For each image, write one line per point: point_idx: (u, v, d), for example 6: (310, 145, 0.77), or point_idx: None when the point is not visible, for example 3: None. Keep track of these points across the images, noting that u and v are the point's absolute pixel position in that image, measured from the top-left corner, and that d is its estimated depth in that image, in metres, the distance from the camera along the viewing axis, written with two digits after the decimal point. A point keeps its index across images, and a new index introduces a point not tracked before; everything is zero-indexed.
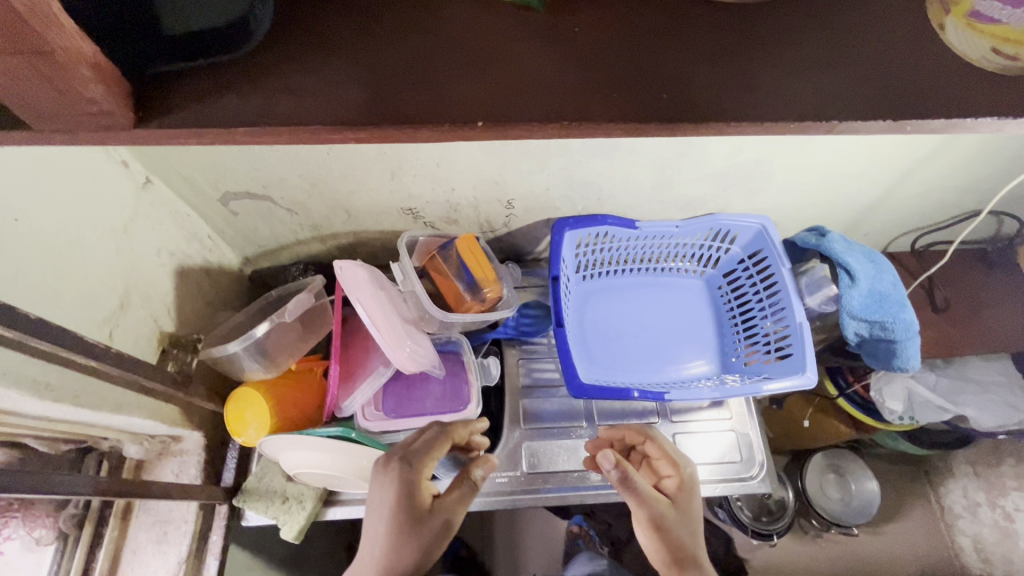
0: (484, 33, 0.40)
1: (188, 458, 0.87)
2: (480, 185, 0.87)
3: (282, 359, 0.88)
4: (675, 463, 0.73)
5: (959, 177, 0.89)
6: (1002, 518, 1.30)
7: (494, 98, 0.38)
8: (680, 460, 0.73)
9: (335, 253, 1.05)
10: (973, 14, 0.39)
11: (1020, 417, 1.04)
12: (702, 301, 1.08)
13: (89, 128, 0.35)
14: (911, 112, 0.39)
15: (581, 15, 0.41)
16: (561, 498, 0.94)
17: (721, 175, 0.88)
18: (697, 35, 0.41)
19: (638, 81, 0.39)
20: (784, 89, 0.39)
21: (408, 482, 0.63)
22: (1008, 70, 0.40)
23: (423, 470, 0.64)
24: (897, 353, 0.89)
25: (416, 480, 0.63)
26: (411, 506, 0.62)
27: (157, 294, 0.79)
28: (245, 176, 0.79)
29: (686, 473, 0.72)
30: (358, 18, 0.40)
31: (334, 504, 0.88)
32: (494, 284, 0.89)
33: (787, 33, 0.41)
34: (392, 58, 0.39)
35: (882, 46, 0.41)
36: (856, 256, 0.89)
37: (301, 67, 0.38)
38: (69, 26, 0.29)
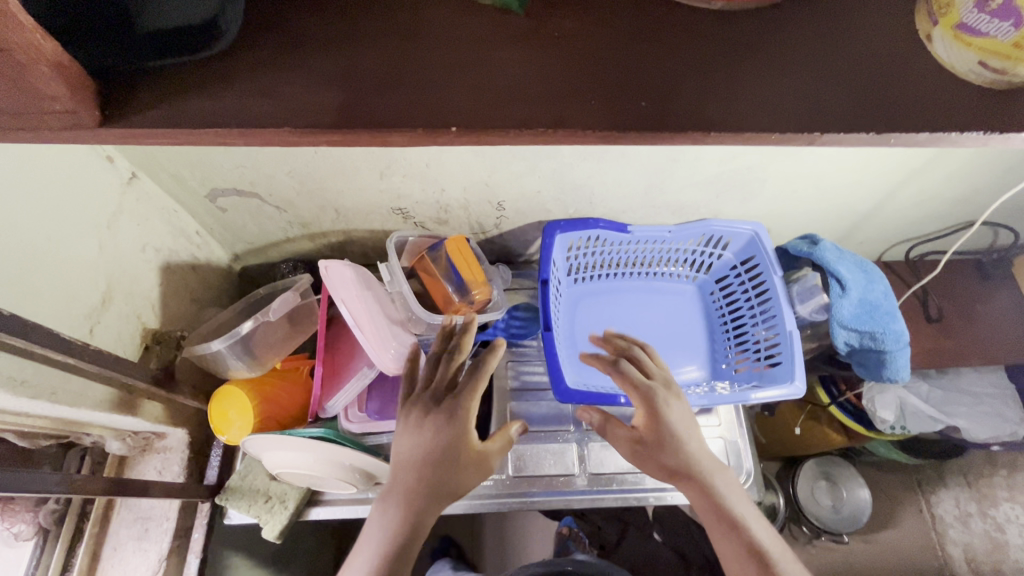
0: (461, 35, 0.39)
1: (171, 455, 0.87)
2: (470, 186, 0.86)
3: (267, 357, 0.88)
4: (644, 393, 0.66)
5: (954, 188, 0.88)
6: (994, 529, 1.32)
7: (469, 102, 0.37)
8: (650, 388, 0.66)
9: (325, 252, 1.04)
10: (960, 26, 0.38)
11: (1012, 429, 1.04)
12: (693, 306, 1.07)
13: (53, 126, 0.35)
14: (893, 124, 0.38)
15: (561, 19, 0.40)
16: (547, 503, 0.93)
17: (713, 181, 0.88)
18: (680, 40, 0.40)
19: (617, 87, 0.38)
20: (767, 99, 0.39)
21: (457, 418, 0.63)
22: (995, 84, 0.39)
23: (472, 406, 0.65)
24: (887, 364, 0.88)
25: (465, 417, 0.64)
26: (459, 441, 0.62)
27: (141, 291, 0.79)
28: (232, 174, 0.79)
29: (656, 400, 0.65)
30: (334, 18, 0.39)
31: (318, 504, 0.88)
32: (483, 288, 0.88)
33: (772, 40, 0.40)
34: (366, 60, 0.38)
35: (866, 55, 0.40)
36: (848, 265, 0.88)
37: (275, 69, 0.38)
38: (28, 23, 0.28)
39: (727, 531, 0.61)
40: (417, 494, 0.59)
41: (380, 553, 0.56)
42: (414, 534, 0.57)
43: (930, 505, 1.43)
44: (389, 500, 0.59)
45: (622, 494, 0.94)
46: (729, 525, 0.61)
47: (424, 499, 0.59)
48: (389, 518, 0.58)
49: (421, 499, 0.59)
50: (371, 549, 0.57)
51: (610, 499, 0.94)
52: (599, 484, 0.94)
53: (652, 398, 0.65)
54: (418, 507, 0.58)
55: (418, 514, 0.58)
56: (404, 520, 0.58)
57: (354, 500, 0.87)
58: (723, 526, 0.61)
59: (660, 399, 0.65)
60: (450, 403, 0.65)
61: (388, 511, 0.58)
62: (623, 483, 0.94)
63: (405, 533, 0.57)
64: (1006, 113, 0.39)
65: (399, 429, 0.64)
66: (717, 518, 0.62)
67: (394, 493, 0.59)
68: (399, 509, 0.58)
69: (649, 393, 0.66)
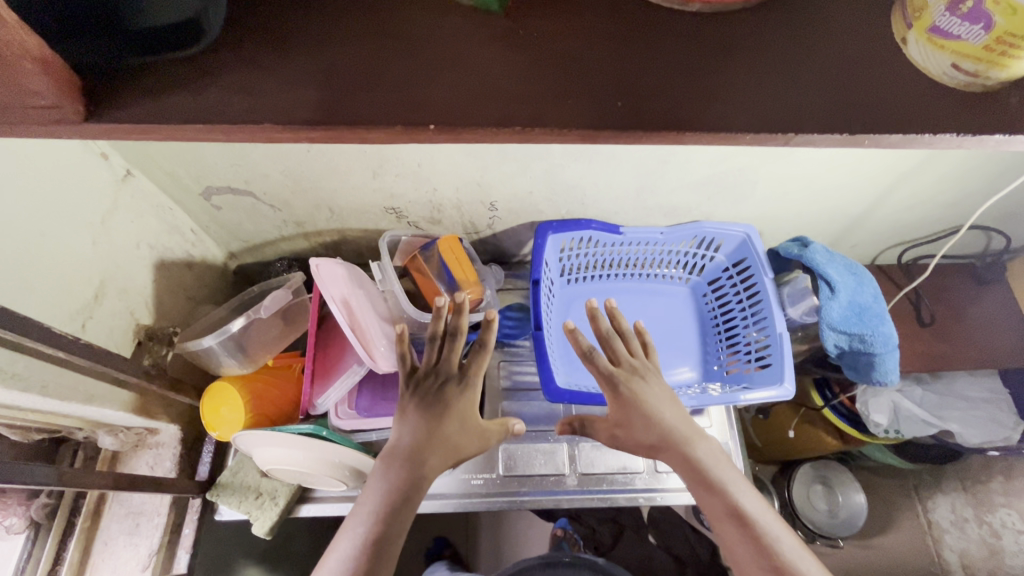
0: (444, 35, 0.40)
1: (163, 451, 0.88)
2: (462, 187, 0.87)
3: (259, 354, 0.89)
4: (610, 383, 0.67)
5: (945, 192, 0.89)
6: (990, 535, 1.31)
7: (448, 101, 0.38)
8: (618, 377, 0.67)
9: (320, 250, 1.05)
10: (933, 29, 0.38)
11: (1005, 433, 1.03)
12: (686, 308, 1.07)
13: (39, 120, 0.36)
14: (869, 126, 0.39)
15: (542, 20, 0.41)
16: (537, 502, 0.93)
17: (705, 183, 0.88)
18: (659, 42, 0.41)
19: (596, 88, 0.39)
20: (742, 99, 0.39)
21: (461, 395, 0.68)
22: (970, 86, 0.40)
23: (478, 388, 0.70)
24: (876, 366, 0.88)
25: (469, 396, 0.69)
26: (460, 415, 0.67)
27: (135, 287, 0.79)
28: (226, 172, 0.79)
29: (621, 388, 0.67)
30: (318, 17, 0.40)
31: (308, 501, 0.88)
32: (474, 287, 0.88)
33: (750, 41, 0.41)
34: (348, 60, 0.39)
35: (843, 58, 0.41)
36: (837, 268, 0.89)
37: (258, 67, 0.38)
38: (13, 18, 0.29)
39: (717, 506, 0.62)
40: (422, 455, 0.63)
41: (381, 506, 0.58)
42: (415, 493, 0.60)
43: (926, 510, 1.42)
44: (394, 458, 0.62)
45: (612, 494, 0.94)
46: (717, 499, 0.62)
47: (428, 462, 0.62)
48: (394, 474, 0.61)
49: (426, 460, 0.62)
50: (373, 503, 0.58)
51: (600, 499, 0.94)
52: (589, 485, 0.94)
53: (617, 385, 0.67)
54: (422, 468, 0.62)
55: (422, 475, 0.62)
56: (407, 479, 0.60)
57: (345, 497, 0.87)
58: (713, 502, 0.62)
59: (627, 388, 0.67)
60: (455, 384, 0.68)
61: (392, 470, 0.61)
62: (613, 483, 0.95)
63: (409, 490, 0.60)
64: (979, 116, 0.39)
65: (402, 400, 0.68)
66: (707, 491, 0.63)
67: (399, 452, 0.62)
68: (404, 467, 0.61)
69: (616, 383, 0.67)
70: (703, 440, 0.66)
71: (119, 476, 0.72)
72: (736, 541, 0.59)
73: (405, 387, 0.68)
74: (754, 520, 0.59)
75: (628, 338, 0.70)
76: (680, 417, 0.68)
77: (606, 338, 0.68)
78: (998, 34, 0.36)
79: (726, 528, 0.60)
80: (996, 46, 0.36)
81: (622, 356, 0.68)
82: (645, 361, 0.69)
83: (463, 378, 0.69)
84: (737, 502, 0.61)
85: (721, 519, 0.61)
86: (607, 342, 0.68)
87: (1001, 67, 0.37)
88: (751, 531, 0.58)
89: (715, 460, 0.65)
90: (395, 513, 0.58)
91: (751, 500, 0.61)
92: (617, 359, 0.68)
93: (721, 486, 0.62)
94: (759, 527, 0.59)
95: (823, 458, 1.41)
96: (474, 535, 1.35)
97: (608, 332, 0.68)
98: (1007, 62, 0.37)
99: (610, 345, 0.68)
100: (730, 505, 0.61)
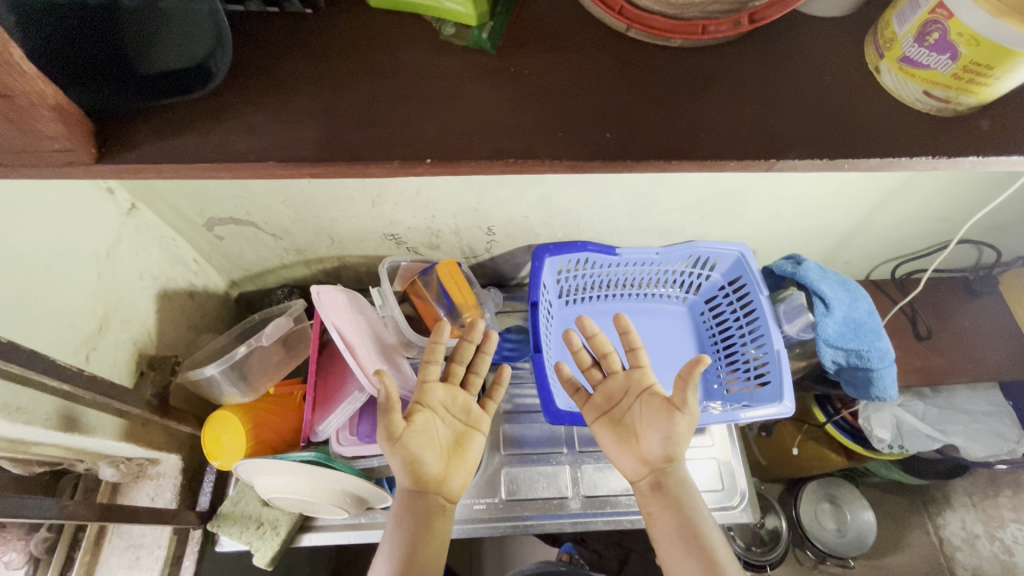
0: (438, 73, 0.42)
1: (164, 482, 0.88)
2: (459, 213, 0.89)
3: (260, 383, 0.90)
4: (607, 411, 0.73)
5: (931, 209, 0.91)
6: (1002, 551, 1.27)
7: (443, 137, 0.40)
8: (621, 405, 0.72)
9: (321, 277, 1.07)
10: (904, 59, 0.40)
11: (1009, 447, 1.02)
12: (683, 326, 1.09)
13: (51, 162, 0.37)
14: (849, 150, 0.40)
15: (531, 58, 0.43)
16: (540, 527, 0.93)
17: (697, 204, 0.90)
18: (642, 75, 0.43)
19: (584, 120, 0.41)
20: (723, 128, 0.41)
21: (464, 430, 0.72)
22: (941, 111, 0.42)
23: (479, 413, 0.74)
24: (875, 381, 0.89)
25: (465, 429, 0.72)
26: (447, 444, 0.70)
27: (139, 318, 0.81)
28: (228, 202, 0.81)
29: (625, 418, 0.71)
30: (316, 59, 0.42)
31: (310, 530, 0.88)
32: (474, 310, 0.90)
33: (729, 74, 0.43)
34: (348, 97, 0.41)
35: (819, 86, 0.43)
36: (831, 284, 0.89)
37: (262, 108, 0.40)
38: (32, 72, 0.31)
39: (669, 527, 0.64)
40: (430, 496, 0.67)
41: (403, 552, 0.63)
42: (431, 536, 0.65)
43: (938, 527, 1.43)
44: (404, 502, 0.66)
45: (616, 517, 0.94)
46: (672, 518, 0.64)
47: (428, 497, 0.66)
48: (407, 520, 0.65)
49: (426, 497, 0.66)
50: (393, 548, 0.64)
51: (603, 522, 0.94)
52: (592, 507, 0.94)
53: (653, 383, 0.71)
54: (427, 506, 0.66)
55: (435, 516, 0.66)
56: (418, 523, 0.65)
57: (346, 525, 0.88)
58: (664, 522, 0.65)
59: (631, 417, 0.71)
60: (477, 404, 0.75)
61: (405, 513, 0.65)
62: (616, 505, 0.94)
63: (423, 534, 0.64)
64: (954, 142, 0.41)
65: (387, 425, 0.64)
66: (662, 506, 0.66)
67: (409, 496, 0.66)
68: (418, 511, 0.66)
69: (620, 412, 0.72)
70: (673, 464, 0.67)
71: (121, 509, 0.72)
72: (683, 561, 0.61)
73: (414, 405, 0.69)
74: (708, 541, 0.62)
75: (639, 361, 0.72)
76: (678, 446, 0.67)
77: (607, 352, 0.74)
78: (964, 63, 0.37)
79: (674, 551, 0.63)
80: (964, 75, 0.38)
81: (633, 376, 0.72)
82: (681, 394, 0.66)
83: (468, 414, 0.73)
84: (693, 521, 0.63)
85: (670, 539, 0.63)
86: (603, 359, 0.75)
87: (970, 93, 0.39)
88: (702, 548, 0.61)
89: (678, 483, 0.66)
90: (415, 554, 0.63)
91: (707, 518, 0.64)
92: (626, 383, 0.73)
93: (683, 506, 0.65)
94: (709, 544, 0.61)
95: (829, 475, 1.40)
96: (479, 563, 1.33)
97: (609, 351, 0.75)
98: (976, 89, 0.38)
99: (635, 354, 0.72)
100: (683, 526, 0.63)
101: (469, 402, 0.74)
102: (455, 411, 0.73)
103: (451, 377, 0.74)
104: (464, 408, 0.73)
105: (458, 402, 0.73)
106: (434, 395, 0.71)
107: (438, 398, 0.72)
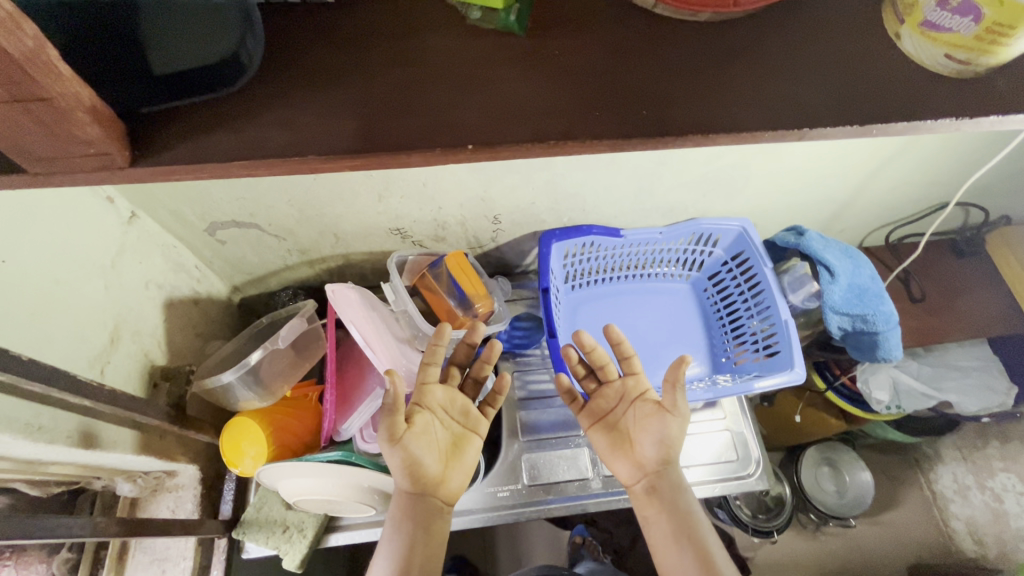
0: (468, 57, 0.42)
1: (184, 493, 0.86)
2: (465, 203, 0.89)
3: (277, 386, 0.88)
4: (602, 417, 0.74)
5: (922, 174, 0.94)
6: (992, 500, 1.36)
7: (483, 121, 0.39)
8: (616, 412, 0.74)
9: (324, 277, 1.06)
10: (925, 24, 0.41)
11: (1000, 399, 1.07)
12: (688, 303, 1.11)
13: (84, 169, 0.36)
14: (877, 116, 0.41)
15: (559, 38, 0.43)
16: (563, 509, 0.94)
17: (700, 181, 0.91)
18: (669, 51, 0.43)
19: (621, 100, 0.40)
20: (756, 100, 0.41)
21: (461, 433, 0.72)
22: (961, 73, 0.43)
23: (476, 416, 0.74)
24: (880, 344, 0.91)
25: (461, 433, 0.72)
26: (444, 448, 0.70)
27: (148, 328, 0.79)
28: (233, 203, 0.80)
29: (620, 424, 0.73)
30: (344, 49, 0.41)
31: (336, 530, 0.88)
32: (486, 300, 0.91)
33: (755, 47, 0.43)
34: (379, 86, 0.40)
35: (842, 53, 0.44)
36: (834, 253, 0.91)
37: (295, 101, 0.39)
38: (67, 73, 0.30)
39: (665, 531, 0.65)
40: (428, 499, 0.67)
41: (402, 554, 0.63)
42: (431, 538, 0.65)
43: (931, 482, 1.49)
44: (402, 503, 0.66)
45: None
46: (667, 521, 0.66)
47: (426, 501, 0.67)
48: (405, 523, 0.65)
49: (424, 500, 0.67)
50: (392, 551, 0.64)
51: (625, 500, 0.95)
52: (613, 486, 0.95)
53: (648, 393, 0.73)
54: (423, 510, 0.66)
55: (434, 519, 0.66)
56: (415, 526, 0.65)
57: (373, 522, 0.88)
58: (660, 526, 0.66)
59: (626, 422, 0.72)
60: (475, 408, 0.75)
61: (403, 517, 0.66)
62: None
63: (423, 535, 0.65)
64: (974, 101, 0.42)
65: (389, 424, 0.64)
66: (657, 509, 0.67)
67: (408, 498, 0.66)
68: (416, 513, 0.66)
69: (615, 418, 0.73)
70: (667, 466, 0.69)
71: (147, 522, 0.71)
72: (679, 564, 0.62)
73: (413, 407, 0.69)
74: (705, 542, 0.63)
75: (633, 369, 0.74)
76: (672, 449, 0.69)
77: (603, 363, 0.75)
78: (987, 24, 0.38)
79: (669, 554, 0.64)
80: (985, 36, 0.39)
81: (628, 383, 0.74)
82: (670, 398, 0.69)
83: (465, 418, 0.73)
84: (689, 522, 0.65)
85: (665, 543, 0.65)
86: (601, 370, 0.76)
87: (989, 54, 0.40)
88: (698, 550, 0.62)
89: (674, 485, 0.68)
90: (414, 557, 0.64)
91: (702, 520, 0.66)
92: (620, 391, 0.74)
93: (679, 508, 0.66)
94: (705, 546, 0.63)
95: (827, 439, 1.45)
96: (495, 552, 1.34)
97: (606, 363, 0.75)
98: (993, 49, 0.40)
99: (630, 363, 0.74)
100: (680, 528, 0.64)
101: (467, 405, 0.74)
102: (454, 413, 0.73)
103: (450, 379, 0.75)
104: (464, 411, 0.74)
105: (456, 405, 0.73)
106: (434, 398, 0.71)
107: (437, 400, 0.72)
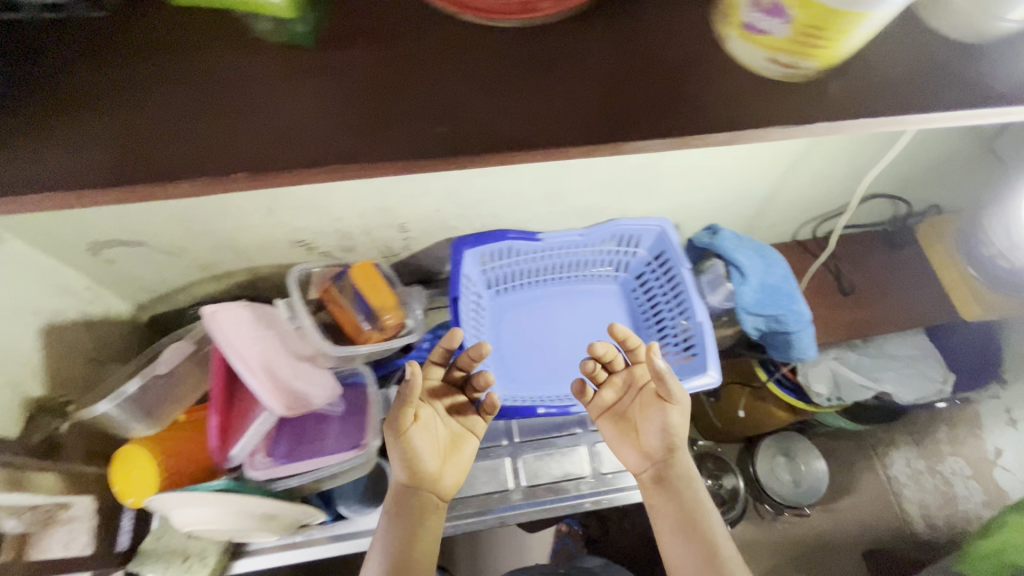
0: (254, 72, 0.39)
1: (77, 526, 0.80)
2: (366, 212, 0.85)
3: (166, 412, 0.84)
4: (608, 408, 0.74)
5: (839, 168, 0.92)
6: (943, 484, 1.35)
7: (258, 143, 0.36)
8: (624, 402, 0.73)
9: (235, 292, 1.02)
10: (746, 25, 0.38)
11: (937, 388, 1.07)
12: (616, 305, 1.09)
13: None
14: (697, 126, 0.39)
15: (351, 47, 0.40)
16: (483, 522, 0.92)
17: (611, 183, 0.88)
18: (474, 57, 0.40)
19: (413, 113, 0.38)
20: (563, 110, 0.39)
21: (459, 431, 0.72)
22: (790, 78, 0.41)
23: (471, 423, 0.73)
24: (794, 344, 0.90)
25: (457, 431, 0.72)
26: (442, 444, 0.69)
27: (20, 359, 0.74)
28: (108, 222, 0.76)
29: (627, 414, 0.73)
30: (112, 67, 0.38)
31: (242, 556, 0.86)
32: (394, 310, 0.88)
33: (572, 51, 0.41)
34: (155, 110, 0.37)
35: (666, 58, 0.41)
36: (746, 252, 0.89)
37: (44, 129, 0.36)
38: None
39: (671, 520, 0.67)
40: (423, 495, 0.67)
41: (400, 550, 0.64)
42: (425, 534, 0.66)
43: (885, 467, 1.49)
44: (398, 498, 0.67)
45: (560, 503, 0.93)
46: (674, 511, 0.67)
47: (422, 496, 0.67)
48: (400, 518, 0.66)
49: (420, 496, 0.67)
50: (390, 546, 0.64)
51: (547, 509, 0.93)
52: (535, 496, 0.93)
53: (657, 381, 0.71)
54: (418, 506, 0.66)
55: (428, 515, 0.67)
56: (414, 521, 0.65)
57: (280, 545, 0.85)
58: (667, 514, 0.67)
59: (633, 412, 0.72)
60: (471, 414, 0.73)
61: (398, 514, 0.66)
62: (559, 491, 0.94)
63: (417, 531, 0.65)
64: (801, 107, 0.40)
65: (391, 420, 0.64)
66: (664, 498, 0.68)
67: (403, 492, 0.67)
68: (410, 509, 0.66)
69: (623, 408, 0.73)
70: (673, 455, 0.69)
71: None
72: (684, 554, 0.64)
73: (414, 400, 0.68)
74: (709, 534, 0.64)
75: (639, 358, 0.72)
76: (680, 438, 0.69)
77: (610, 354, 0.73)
78: (801, 27, 0.36)
79: (675, 544, 0.65)
80: (802, 38, 0.36)
81: (634, 373, 0.73)
82: (664, 390, 0.66)
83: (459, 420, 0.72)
84: (693, 511, 0.66)
85: (671, 532, 0.66)
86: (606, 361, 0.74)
87: (810, 58, 0.38)
88: (703, 540, 0.64)
89: (679, 477, 0.69)
90: (411, 553, 0.64)
91: (705, 507, 0.67)
92: (627, 381, 0.73)
93: (684, 498, 0.67)
94: (709, 537, 0.64)
95: (784, 430, 1.44)
96: None
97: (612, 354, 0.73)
98: (812, 52, 0.37)
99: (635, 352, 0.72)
100: (686, 521, 0.66)
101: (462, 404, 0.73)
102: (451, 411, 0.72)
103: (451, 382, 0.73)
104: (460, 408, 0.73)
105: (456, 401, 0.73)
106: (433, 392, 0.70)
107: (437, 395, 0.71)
